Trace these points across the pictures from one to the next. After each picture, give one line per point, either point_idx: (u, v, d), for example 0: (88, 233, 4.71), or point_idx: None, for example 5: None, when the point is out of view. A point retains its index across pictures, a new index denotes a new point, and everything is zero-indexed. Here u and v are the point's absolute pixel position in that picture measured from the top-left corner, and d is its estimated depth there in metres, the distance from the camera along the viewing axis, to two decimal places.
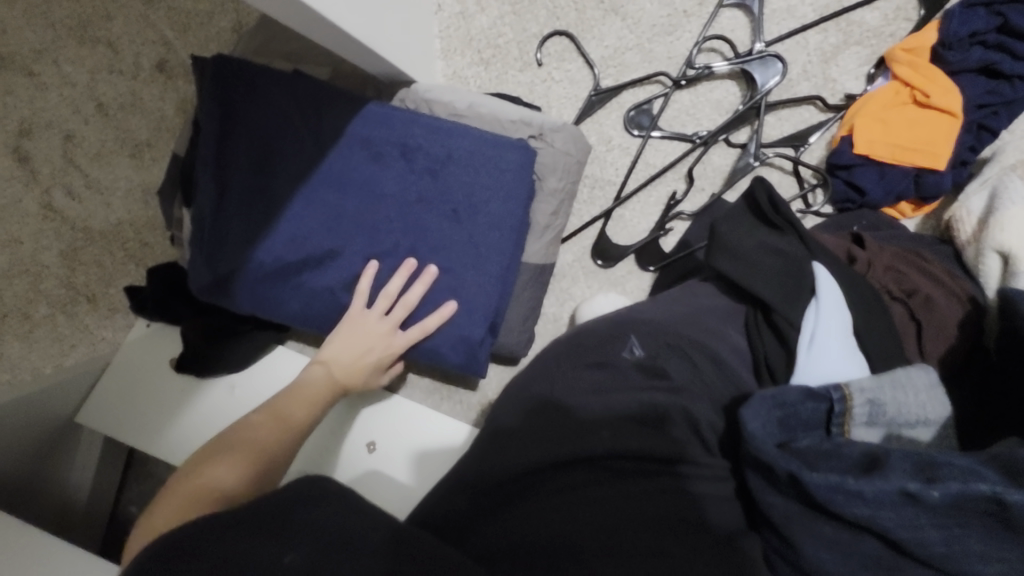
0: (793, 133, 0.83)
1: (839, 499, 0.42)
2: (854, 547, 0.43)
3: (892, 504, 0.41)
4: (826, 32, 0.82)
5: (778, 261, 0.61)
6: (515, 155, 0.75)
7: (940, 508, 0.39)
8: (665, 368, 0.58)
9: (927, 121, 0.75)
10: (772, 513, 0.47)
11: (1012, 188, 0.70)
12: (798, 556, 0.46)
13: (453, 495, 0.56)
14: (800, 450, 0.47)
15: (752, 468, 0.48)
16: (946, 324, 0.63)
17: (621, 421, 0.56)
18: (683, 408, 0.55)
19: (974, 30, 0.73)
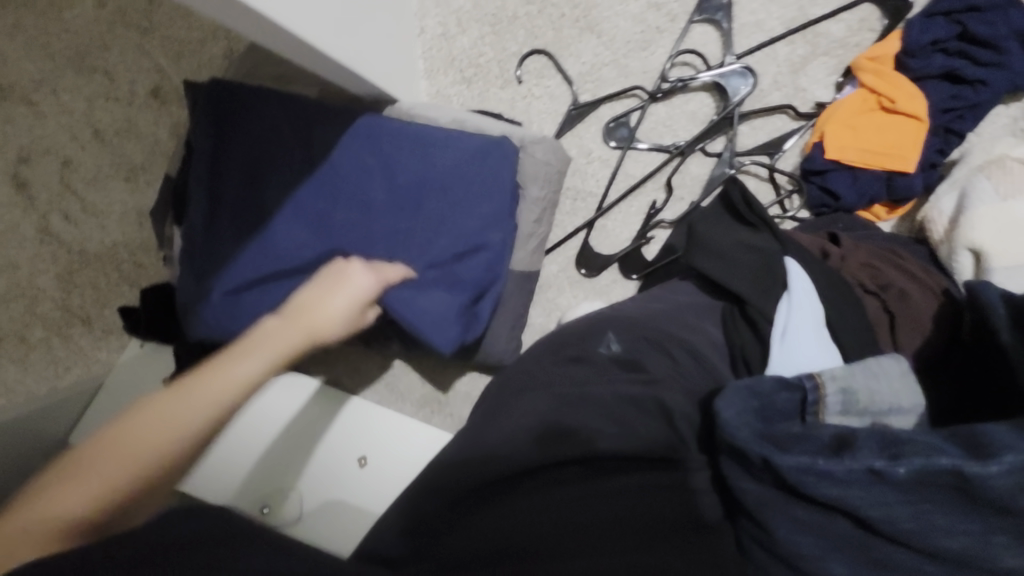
0: (767, 142, 0.85)
1: (810, 480, 0.44)
2: (826, 527, 0.44)
3: (861, 482, 0.42)
4: (794, 44, 0.84)
5: (754, 256, 0.63)
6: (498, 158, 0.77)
7: (904, 484, 0.41)
8: (643, 361, 0.60)
9: (895, 124, 0.77)
10: (747, 498, 0.48)
11: (979, 188, 0.72)
12: (770, 538, 0.47)
13: (421, 500, 0.54)
14: (772, 431, 0.47)
15: (727, 455, 0.49)
16: (919, 318, 0.64)
17: (601, 413, 0.55)
18: (657, 400, 0.56)
19: (936, 38, 0.76)
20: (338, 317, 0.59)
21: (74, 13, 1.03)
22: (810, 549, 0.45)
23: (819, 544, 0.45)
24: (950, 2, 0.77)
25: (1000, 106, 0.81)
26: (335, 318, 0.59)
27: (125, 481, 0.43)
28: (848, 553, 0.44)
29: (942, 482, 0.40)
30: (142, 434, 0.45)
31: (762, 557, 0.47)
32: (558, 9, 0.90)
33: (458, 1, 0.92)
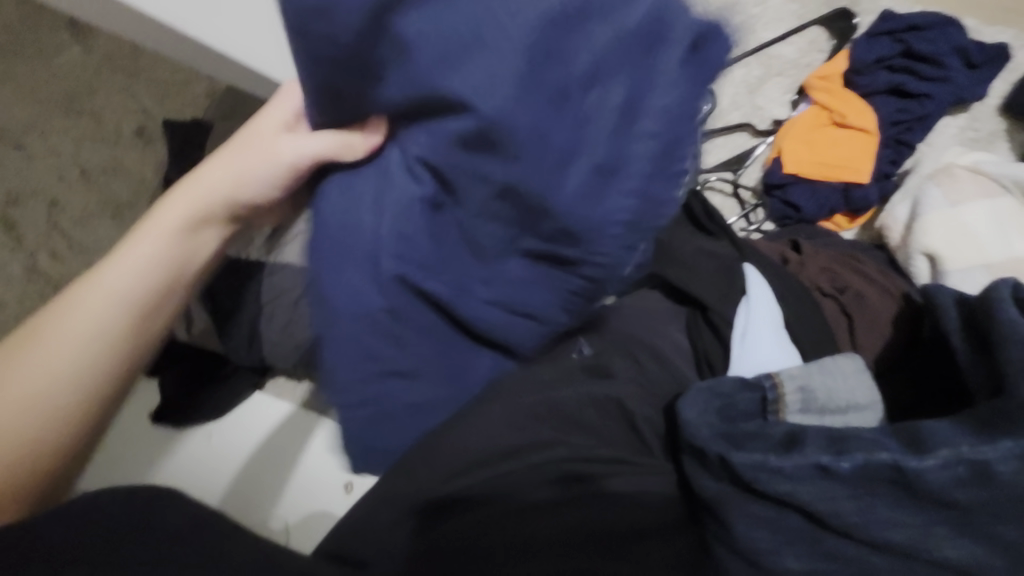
0: (729, 158, 0.89)
1: (763, 476, 0.45)
2: (779, 521, 0.45)
3: (809, 477, 0.44)
4: (749, 66, 0.89)
5: (714, 263, 0.66)
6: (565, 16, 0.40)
7: (852, 479, 0.43)
8: (608, 366, 0.60)
9: (848, 138, 0.81)
10: (706, 495, 0.48)
11: (929, 196, 0.75)
12: (729, 533, 0.46)
13: (376, 507, 0.50)
14: (730, 429, 0.50)
15: (688, 454, 0.50)
16: (879, 318, 0.67)
17: (566, 417, 0.55)
18: (617, 401, 0.57)
19: (880, 55, 0.81)
20: (259, 177, 0.49)
21: (63, 59, 1.08)
22: (765, 544, 0.45)
23: (771, 536, 0.45)
24: (891, 22, 0.82)
25: (948, 117, 0.85)
26: (257, 179, 0.50)
27: (56, 412, 0.47)
28: (801, 547, 0.45)
29: (884, 475, 0.43)
30: (50, 374, 0.47)
31: (725, 555, 0.47)
32: None
33: None
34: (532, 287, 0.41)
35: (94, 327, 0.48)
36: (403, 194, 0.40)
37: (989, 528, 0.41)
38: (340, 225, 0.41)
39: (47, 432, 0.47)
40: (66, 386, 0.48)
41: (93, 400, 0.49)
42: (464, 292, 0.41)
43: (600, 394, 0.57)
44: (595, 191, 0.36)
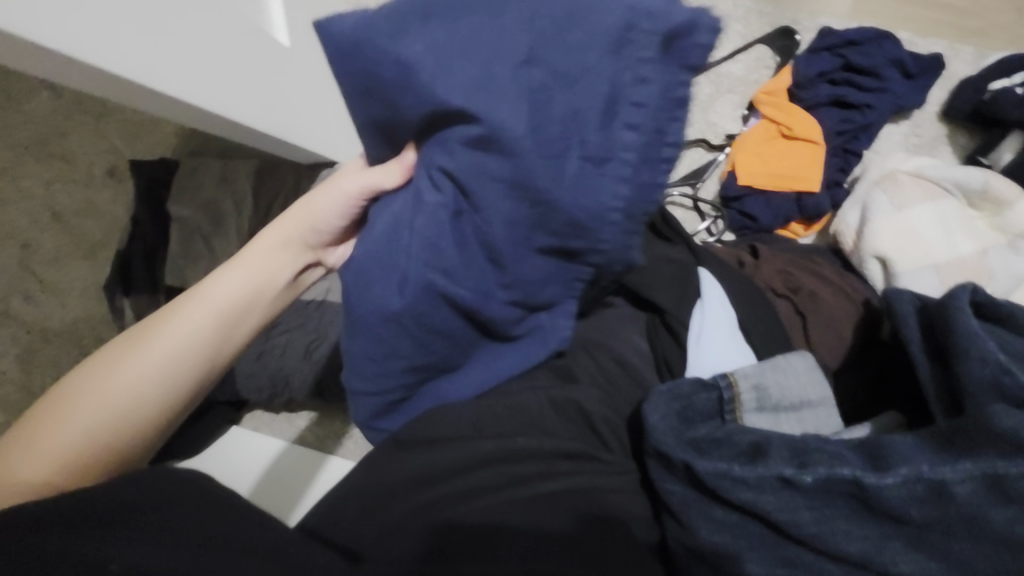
0: (687, 173, 0.92)
1: (726, 484, 0.47)
2: (739, 527, 0.47)
3: (772, 487, 0.46)
4: (701, 85, 0.92)
5: (671, 267, 0.68)
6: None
7: (812, 491, 0.45)
8: (573, 369, 0.63)
9: (797, 149, 0.84)
10: (671, 499, 0.50)
11: (876, 202, 0.78)
12: (692, 538, 0.48)
13: (348, 499, 0.51)
14: (695, 436, 0.51)
15: (654, 459, 0.52)
16: (835, 318, 0.68)
17: (524, 416, 0.56)
18: (576, 404, 0.59)
19: (822, 70, 0.84)
20: (331, 213, 0.57)
21: (31, 104, 1.09)
22: (726, 551, 0.46)
23: (731, 543, 0.46)
24: (829, 38, 0.85)
25: (891, 125, 0.89)
26: (334, 221, 0.58)
27: (125, 418, 0.49)
28: (761, 556, 0.46)
29: (844, 490, 0.44)
30: (130, 384, 0.49)
31: (687, 560, 0.49)
32: None
33: None
34: (542, 280, 0.49)
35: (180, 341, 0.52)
36: (429, 203, 0.46)
37: (943, 551, 0.42)
38: (390, 236, 0.50)
39: (107, 437, 0.48)
40: (138, 394, 0.49)
41: (157, 423, 0.51)
42: (486, 294, 0.49)
43: (560, 396, 0.59)
44: (597, 181, 0.43)
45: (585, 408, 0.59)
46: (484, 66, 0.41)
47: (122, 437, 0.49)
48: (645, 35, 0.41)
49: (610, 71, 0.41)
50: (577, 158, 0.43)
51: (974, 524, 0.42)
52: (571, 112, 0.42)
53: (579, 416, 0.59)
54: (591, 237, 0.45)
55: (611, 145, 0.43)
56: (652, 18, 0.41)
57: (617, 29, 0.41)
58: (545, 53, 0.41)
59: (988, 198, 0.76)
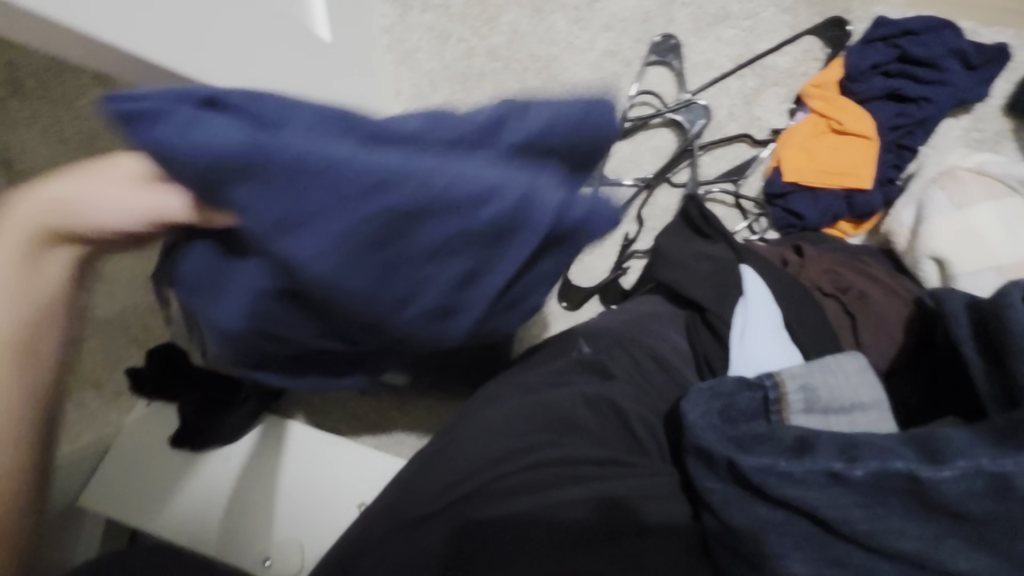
0: (730, 169, 0.89)
1: (772, 480, 0.45)
2: (786, 525, 0.46)
3: (820, 484, 0.44)
4: (744, 78, 0.89)
5: (710, 265, 0.67)
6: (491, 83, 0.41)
7: (863, 485, 0.43)
8: (609, 364, 0.63)
9: (847, 144, 0.80)
10: (711, 497, 0.49)
11: (933, 200, 0.74)
12: (734, 535, 0.48)
13: (373, 521, 0.53)
14: (734, 432, 0.50)
15: (694, 456, 0.50)
16: (886, 320, 0.65)
17: (553, 413, 0.56)
18: (611, 402, 0.58)
19: (875, 62, 0.81)
20: (101, 216, 0.41)
21: (83, 101, 1.12)
22: (771, 548, 0.46)
23: (776, 541, 0.46)
24: (884, 28, 0.82)
25: (950, 119, 0.84)
26: (105, 213, 0.41)
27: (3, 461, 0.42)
28: (808, 550, 0.45)
29: (898, 485, 0.42)
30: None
31: (728, 560, 0.49)
32: (521, 63, 0.95)
33: (428, 62, 0.98)
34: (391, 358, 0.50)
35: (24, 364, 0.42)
36: (242, 281, 0.39)
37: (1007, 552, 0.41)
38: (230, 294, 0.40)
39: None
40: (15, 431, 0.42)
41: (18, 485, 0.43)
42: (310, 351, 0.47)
43: (597, 391, 0.58)
44: (444, 323, 0.41)
45: (621, 409, 0.58)
46: (347, 223, 0.34)
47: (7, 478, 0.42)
48: (531, 232, 0.38)
49: (502, 252, 0.39)
50: (416, 312, 0.39)
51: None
52: (418, 274, 0.37)
53: (617, 417, 0.58)
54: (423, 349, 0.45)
55: (475, 298, 0.41)
56: (554, 204, 0.38)
57: (496, 221, 0.37)
58: (414, 229, 0.36)
59: None
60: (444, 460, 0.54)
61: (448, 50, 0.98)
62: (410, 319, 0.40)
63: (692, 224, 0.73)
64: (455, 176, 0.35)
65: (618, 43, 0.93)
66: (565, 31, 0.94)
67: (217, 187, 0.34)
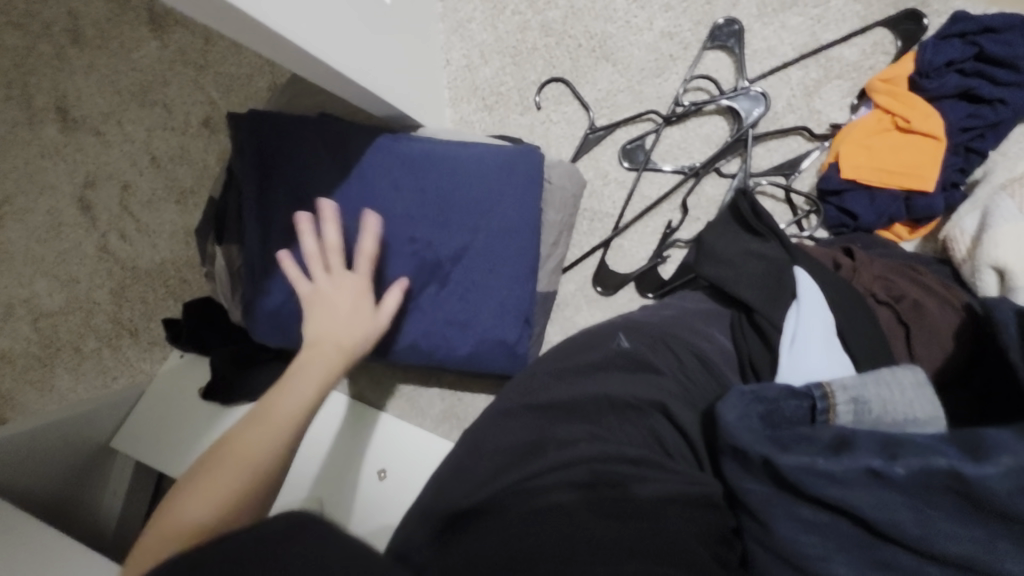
0: (782, 163, 0.86)
1: (810, 480, 0.45)
2: (830, 526, 0.45)
3: (861, 483, 0.44)
4: (807, 68, 0.86)
5: (761, 264, 0.64)
6: (505, 163, 0.81)
7: (905, 485, 0.43)
8: (652, 359, 0.62)
9: (912, 146, 0.77)
10: (750, 498, 0.48)
11: (1000, 207, 0.70)
12: (773, 539, 0.47)
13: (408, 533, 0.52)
14: (776, 433, 0.48)
15: (728, 454, 0.50)
16: (940, 331, 0.62)
17: (578, 415, 0.58)
18: (661, 405, 0.58)
19: (950, 59, 0.77)
20: None
21: (139, 53, 1.13)
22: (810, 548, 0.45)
23: (815, 546, 0.45)
24: (963, 24, 0.77)
25: None
26: None
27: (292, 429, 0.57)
28: (851, 546, 0.45)
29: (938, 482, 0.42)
30: (282, 408, 0.59)
31: (766, 559, 0.48)
32: (575, 40, 0.94)
33: (481, 34, 0.97)
34: None
35: (279, 392, 0.60)
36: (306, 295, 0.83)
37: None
38: None
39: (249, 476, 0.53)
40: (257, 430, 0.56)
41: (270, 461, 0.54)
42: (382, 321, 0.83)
43: (645, 390, 0.59)
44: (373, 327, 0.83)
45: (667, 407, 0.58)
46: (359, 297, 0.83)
47: (279, 439, 0.56)
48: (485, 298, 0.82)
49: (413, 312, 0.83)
50: None
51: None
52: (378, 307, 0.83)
53: (661, 422, 0.58)
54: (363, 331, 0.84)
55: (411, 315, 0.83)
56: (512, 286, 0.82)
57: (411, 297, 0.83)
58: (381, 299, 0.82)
59: None
60: (468, 469, 0.56)
61: (502, 23, 0.96)
62: None
63: (743, 220, 0.68)
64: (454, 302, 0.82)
65: (676, 24, 0.90)
66: (623, 9, 0.92)
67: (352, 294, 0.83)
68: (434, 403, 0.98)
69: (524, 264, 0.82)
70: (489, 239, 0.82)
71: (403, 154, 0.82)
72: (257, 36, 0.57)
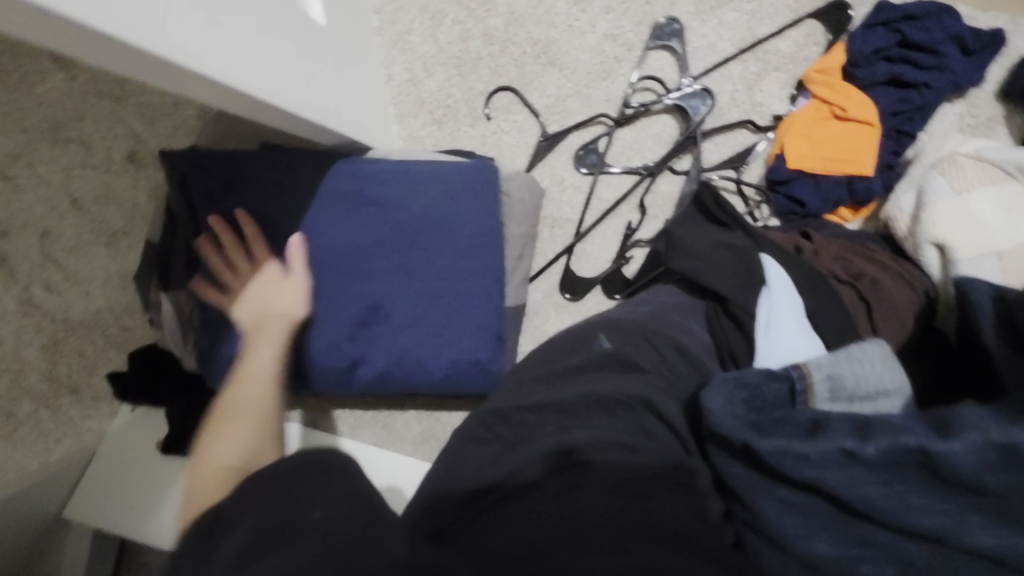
0: (731, 156, 0.88)
1: (788, 462, 0.46)
2: (809, 506, 0.46)
3: (836, 463, 0.45)
4: (747, 63, 0.88)
5: (731, 255, 0.64)
6: (471, 172, 0.79)
7: (878, 463, 0.44)
8: (635, 357, 0.60)
9: (849, 132, 0.81)
10: (733, 482, 0.49)
11: (933, 185, 0.74)
12: (759, 520, 0.48)
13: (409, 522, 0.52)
14: (758, 417, 0.49)
15: (712, 442, 0.51)
16: (898, 306, 0.66)
17: (567, 415, 0.56)
18: (647, 401, 0.56)
19: (877, 47, 0.81)
20: None
21: (45, 87, 1.04)
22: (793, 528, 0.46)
23: (796, 526, 0.46)
24: (886, 13, 0.81)
25: (946, 104, 0.86)
26: None
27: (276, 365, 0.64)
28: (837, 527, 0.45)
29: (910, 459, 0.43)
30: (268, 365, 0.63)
31: (756, 542, 0.48)
32: (519, 47, 0.92)
33: (422, 47, 0.94)
34: (334, 344, 0.78)
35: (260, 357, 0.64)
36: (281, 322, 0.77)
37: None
38: (340, 336, 0.78)
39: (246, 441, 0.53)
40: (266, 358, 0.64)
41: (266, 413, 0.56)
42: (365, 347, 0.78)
43: (630, 388, 0.56)
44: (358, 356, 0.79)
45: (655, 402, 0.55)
46: (339, 325, 0.78)
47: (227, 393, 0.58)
48: (472, 315, 0.79)
49: (398, 333, 0.78)
50: (342, 357, 0.78)
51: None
52: (361, 333, 0.78)
53: (649, 419, 0.55)
54: (343, 360, 0.78)
55: (395, 340, 0.79)
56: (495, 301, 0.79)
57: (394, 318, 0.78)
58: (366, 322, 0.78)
59: None
60: (458, 466, 0.56)
61: (443, 33, 0.93)
62: (340, 351, 0.78)
63: (706, 213, 0.69)
64: (444, 321, 0.79)
65: (618, 26, 0.90)
66: (565, 13, 0.92)
67: (332, 319, 0.78)
68: (410, 427, 0.95)
69: (485, 276, 0.79)
70: (447, 253, 0.79)
71: (366, 174, 0.79)
72: (195, 84, 0.54)
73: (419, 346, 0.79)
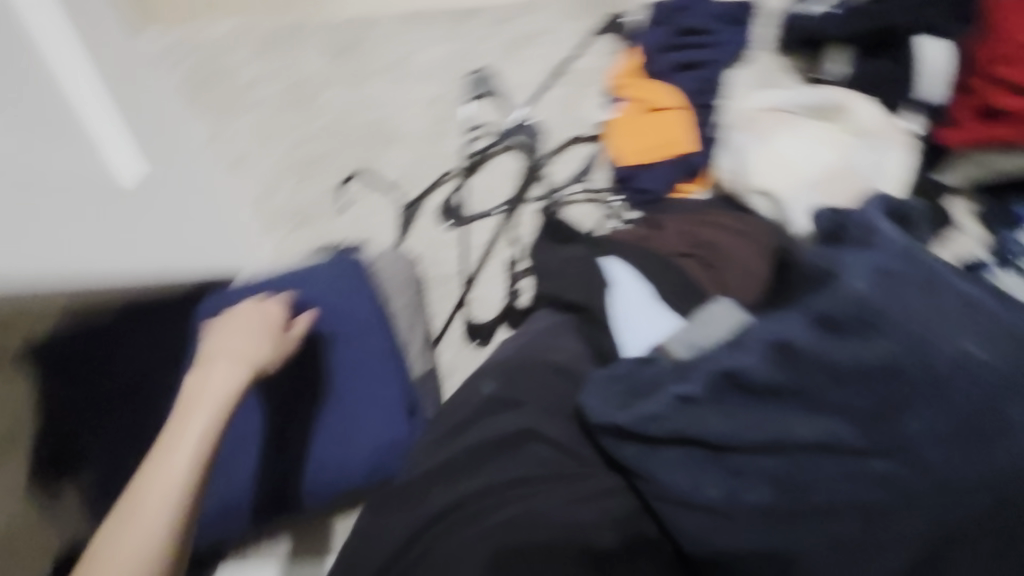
0: (575, 170, 0.95)
1: (648, 426, 0.48)
2: (689, 459, 0.46)
3: (677, 411, 0.48)
4: (559, 87, 0.97)
5: (580, 266, 0.67)
6: (342, 263, 0.82)
7: (707, 397, 0.48)
8: (517, 393, 0.58)
9: (662, 119, 0.89)
10: (627, 461, 0.49)
11: (742, 142, 0.86)
12: (656, 488, 0.46)
13: None
14: (621, 395, 0.52)
15: (605, 435, 0.51)
16: (745, 259, 0.70)
17: (459, 470, 0.53)
18: (532, 432, 0.53)
19: (658, 43, 0.91)
20: None
21: None
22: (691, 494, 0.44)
23: (689, 492, 0.45)
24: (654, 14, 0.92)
25: (734, 72, 0.97)
26: None
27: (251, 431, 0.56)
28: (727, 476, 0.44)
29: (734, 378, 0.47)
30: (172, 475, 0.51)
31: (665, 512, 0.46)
32: (353, 134, 0.96)
33: (262, 162, 0.96)
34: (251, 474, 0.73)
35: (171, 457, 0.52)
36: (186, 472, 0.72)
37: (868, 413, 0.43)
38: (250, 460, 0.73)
39: None
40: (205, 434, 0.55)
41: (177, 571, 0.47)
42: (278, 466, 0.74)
43: (515, 424, 0.54)
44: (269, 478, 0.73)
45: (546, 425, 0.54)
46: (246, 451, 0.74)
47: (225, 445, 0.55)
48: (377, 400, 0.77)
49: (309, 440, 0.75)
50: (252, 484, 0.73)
51: (828, 369, 0.45)
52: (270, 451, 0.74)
53: (539, 448, 0.52)
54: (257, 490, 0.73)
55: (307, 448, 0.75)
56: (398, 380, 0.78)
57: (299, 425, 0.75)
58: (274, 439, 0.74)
59: (824, 108, 0.87)
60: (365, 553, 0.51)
61: (279, 142, 0.96)
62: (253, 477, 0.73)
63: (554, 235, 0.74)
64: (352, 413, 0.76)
65: (437, 90, 0.97)
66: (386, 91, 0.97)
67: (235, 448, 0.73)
68: None
69: (381, 356, 0.79)
70: (331, 347, 0.78)
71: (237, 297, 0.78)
72: None
73: (334, 446, 0.75)
